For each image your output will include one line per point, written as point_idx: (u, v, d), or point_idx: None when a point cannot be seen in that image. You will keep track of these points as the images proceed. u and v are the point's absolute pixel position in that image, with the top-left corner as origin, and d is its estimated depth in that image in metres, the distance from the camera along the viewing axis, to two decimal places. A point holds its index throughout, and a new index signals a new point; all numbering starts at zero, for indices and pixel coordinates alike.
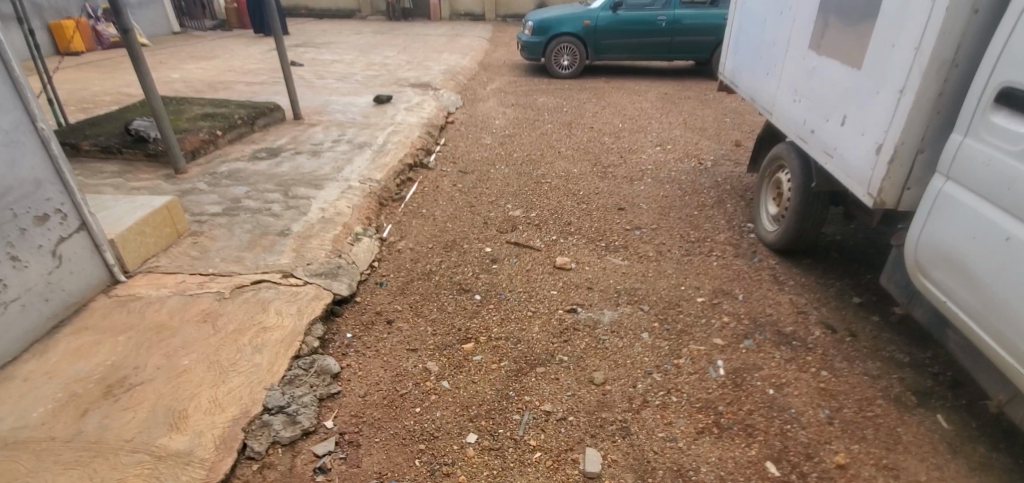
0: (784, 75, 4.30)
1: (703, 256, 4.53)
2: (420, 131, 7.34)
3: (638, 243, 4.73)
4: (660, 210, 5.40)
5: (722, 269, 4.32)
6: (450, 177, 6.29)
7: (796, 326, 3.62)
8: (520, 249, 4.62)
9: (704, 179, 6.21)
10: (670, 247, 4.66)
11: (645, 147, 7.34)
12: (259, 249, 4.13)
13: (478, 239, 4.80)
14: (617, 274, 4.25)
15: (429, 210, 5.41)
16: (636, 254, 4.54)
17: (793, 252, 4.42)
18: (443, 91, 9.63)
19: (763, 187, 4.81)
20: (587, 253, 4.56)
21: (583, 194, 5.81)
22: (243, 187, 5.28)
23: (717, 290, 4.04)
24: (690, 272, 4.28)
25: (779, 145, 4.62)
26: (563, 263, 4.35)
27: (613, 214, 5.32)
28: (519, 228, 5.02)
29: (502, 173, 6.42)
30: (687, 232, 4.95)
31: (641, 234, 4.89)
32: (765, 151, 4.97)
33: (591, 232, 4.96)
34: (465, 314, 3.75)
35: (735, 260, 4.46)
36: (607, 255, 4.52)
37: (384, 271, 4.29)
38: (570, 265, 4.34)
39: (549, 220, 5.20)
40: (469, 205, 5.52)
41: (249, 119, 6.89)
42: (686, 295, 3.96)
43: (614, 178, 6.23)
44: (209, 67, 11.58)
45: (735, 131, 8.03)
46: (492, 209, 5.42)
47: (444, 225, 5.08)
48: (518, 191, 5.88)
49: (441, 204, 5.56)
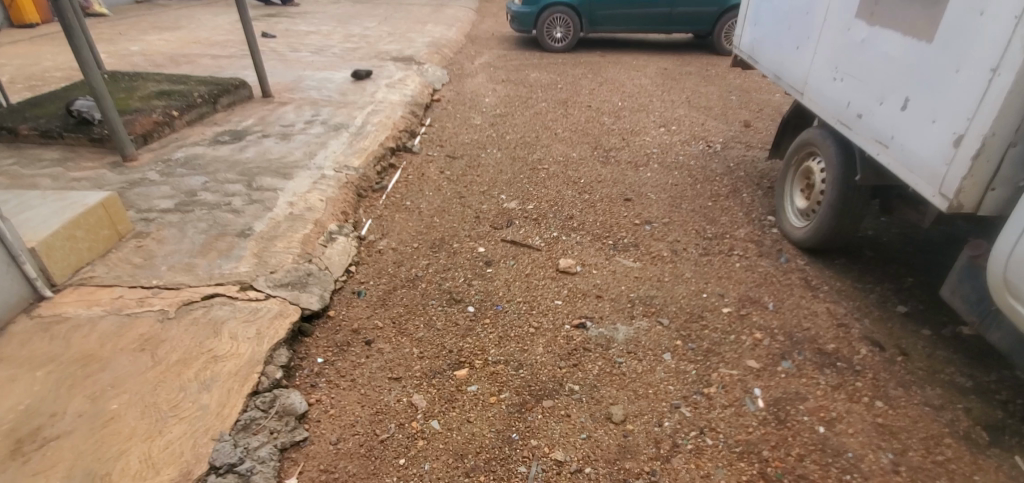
0: (820, 49, 3.74)
1: (723, 256, 4.04)
2: (403, 110, 6.68)
3: (649, 241, 4.21)
4: (671, 200, 4.88)
5: (746, 272, 3.83)
6: (437, 164, 5.68)
7: (839, 342, 3.17)
8: (517, 249, 4.07)
9: (715, 165, 5.69)
10: (685, 246, 4.16)
11: (648, 127, 6.77)
12: (214, 254, 3.53)
13: (470, 237, 4.24)
14: (628, 279, 3.74)
15: (413, 202, 4.83)
16: (648, 254, 4.02)
17: (825, 251, 3.94)
18: (428, 66, 8.91)
19: (789, 177, 4.29)
20: (593, 254, 4.03)
21: (584, 181, 5.26)
22: (201, 177, 4.64)
23: (744, 298, 3.56)
24: (711, 276, 3.78)
25: (809, 130, 4.08)
26: (567, 267, 3.82)
27: (620, 205, 4.78)
28: (515, 223, 4.47)
29: (494, 158, 5.82)
30: (703, 227, 4.45)
31: (652, 230, 4.38)
32: (790, 136, 4.43)
33: (596, 228, 4.42)
34: (457, 332, 3.21)
35: (759, 261, 3.97)
36: (615, 256, 4.00)
37: (362, 278, 3.72)
38: (575, 269, 3.80)
39: (549, 214, 4.65)
40: (459, 196, 4.95)
41: (210, 97, 6.18)
42: (710, 304, 3.48)
43: (617, 164, 5.68)
44: (173, 39, 10.67)
45: (742, 110, 7.49)
46: (484, 201, 4.85)
47: (431, 220, 4.51)
48: (513, 179, 5.31)
49: (427, 195, 4.98)
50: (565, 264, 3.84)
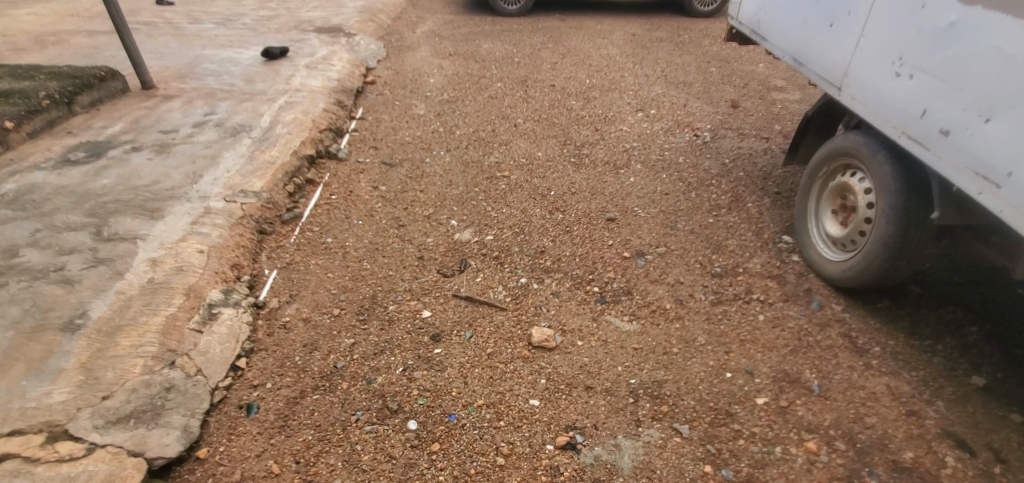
0: (866, 30, 2.79)
1: (742, 303, 3.13)
2: (325, 100, 5.37)
3: (645, 285, 3.27)
4: (663, 218, 3.93)
5: (774, 330, 2.95)
6: (369, 173, 4.49)
7: (916, 447, 2.35)
8: (475, 312, 3.06)
9: (709, 161, 4.73)
10: (691, 290, 3.22)
11: (624, 112, 5.71)
12: (20, 370, 2.44)
13: (410, 294, 3.19)
14: (624, 354, 2.79)
15: (336, 238, 3.68)
16: (645, 309, 3.08)
17: (866, 292, 3.10)
18: (359, 38, 7.47)
19: (816, 193, 3.39)
20: (574, 313, 3.06)
21: (555, 193, 4.22)
22: (32, 222, 3.36)
23: (780, 374, 2.67)
24: (730, 339, 2.88)
25: (844, 135, 3.16)
26: (542, 339, 2.84)
27: (601, 229, 3.79)
28: (469, 267, 3.42)
29: (442, 162, 4.67)
30: (708, 257, 3.52)
31: (646, 267, 3.42)
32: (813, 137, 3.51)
33: (575, 267, 3.42)
34: (391, 476, 2.23)
35: (786, 309, 3.10)
36: (603, 315, 3.05)
37: (256, 378, 2.64)
38: (552, 343, 2.83)
39: (513, 246, 3.61)
40: (397, 225, 3.84)
41: (65, 97, 4.74)
42: (737, 391, 2.58)
43: (593, 165, 4.64)
44: (44, 10, 8.73)
45: (727, 85, 6.52)
46: (429, 232, 3.75)
47: (358, 268, 3.40)
48: (465, 194, 4.20)
49: (355, 224, 3.83)
50: (539, 335, 2.87)
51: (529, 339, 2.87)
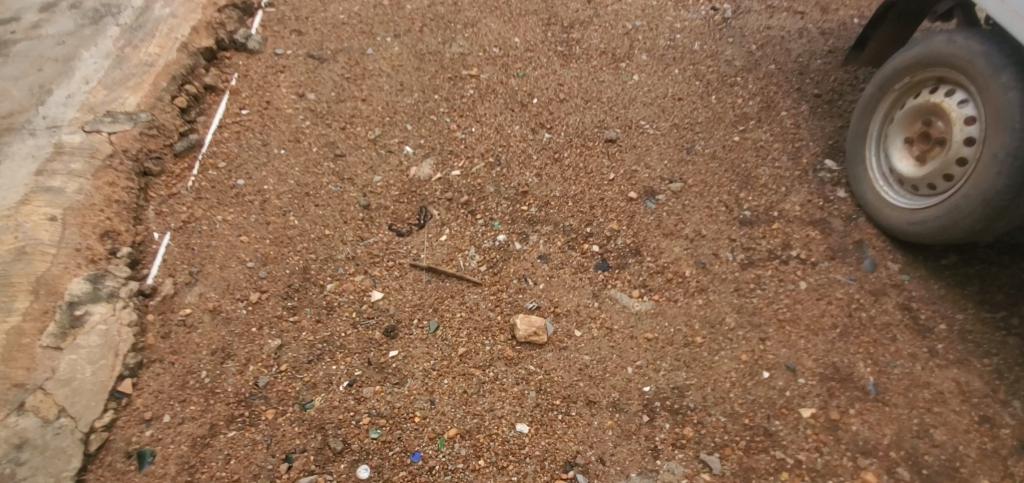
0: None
1: (779, 264, 2.49)
2: None
3: (657, 241, 2.56)
4: (677, 136, 3.08)
5: (819, 304, 2.35)
6: (289, 70, 3.33)
7: (991, 471, 1.92)
8: (441, 291, 2.35)
9: (734, 44, 3.68)
10: (716, 247, 2.54)
11: None
12: None
13: (354, 265, 2.41)
14: (633, 349, 2.18)
15: (250, 178, 2.75)
16: (659, 279, 2.42)
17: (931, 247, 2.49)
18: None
19: (884, 110, 2.58)
20: (569, 287, 2.38)
21: (539, 101, 3.24)
22: None
23: (828, 372, 2.14)
24: (766, 321, 2.28)
25: (948, 35, 2.30)
26: (531, 331, 2.19)
27: (600, 156, 2.94)
28: (432, 220, 2.62)
29: (388, 52, 3.50)
30: (735, 195, 2.78)
31: (658, 214, 2.68)
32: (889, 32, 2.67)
33: (567, 217, 2.65)
34: None
35: (833, 271, 2.47)
36: (606, 289, 2.38)
37: (148, 409, 1.97)
38: (544, 337, 2.19)
39: (487, 186, 2.77)
40: (332, 154, 2.90)
41: None
42: (775, 399, 2.06)
43: (585, 56, 3.58)
44: None
45: None
46: (376, 166, 2.84)
47: (282, 225, 2.55)
48: (421, 104, 3.19)
49: (275, 155, 2.87)
50: (527, 325, 2.21)
51: (512, 329, 2.22)
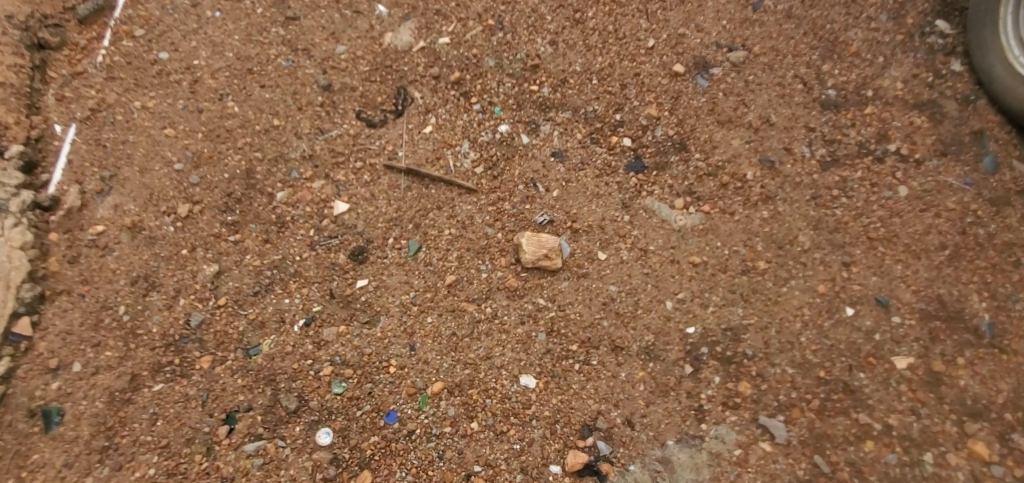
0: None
1: (872, 164, 1.89)
2: None
3: (709, 132, 1.94)
4: None
5: (923, 217, 1.79)
6: None
7: None
8: (424, 201, 1.80)
9: None
10: (788, 141, 1.92)
11: None
12: None
13: (312, 168, 1.85)
14: (675, 278, 1.67)
15: (175, 51, 2.10)
16: (711, 184, 1.83)
17: None
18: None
19: None
20: (593, 196, 1.81)
21: None
22: None
23: (931, 307, 1.65)
24: (851, 240, 1.74)
25: None
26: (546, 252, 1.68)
27: (637, 15, 2.20)
28: (414, 106, 1.98)
29: None
30: (816, 69, 2.09)
31: (712, 94, 2.02)
32: None
33: (591, 101, 2.01)
34: None
35: (943, 173, 1.88)
36: (640, 198, 1.81)
37: (54, 355, 1.56)
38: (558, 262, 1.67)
39: (484, 59, 2.09)
40: (282, 16, 2.18)
41: None
42: (855, 344, 1.59)
43: None
44: None
45: None
46: (340, 33, 2.14)
47: (219, 114, 1.96)
48: None
49: (207, 18, 2.17)
50: (538, 244, 1.69)
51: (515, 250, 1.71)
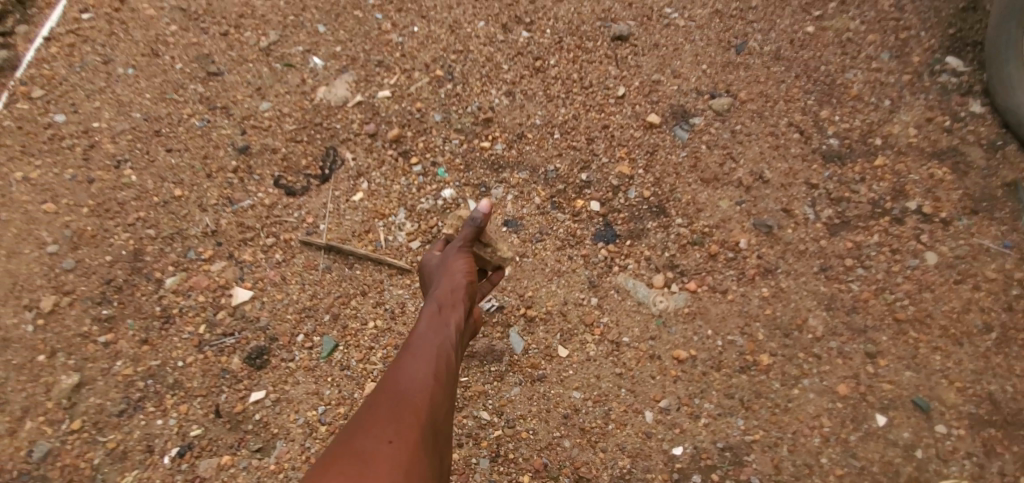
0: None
1: (889, 225, 1.57)
2: None
3: (692, 192, 1.63)
4: (723, 29, 2.05)
5: (959, 291, 1.45)
6: None
7: None
8: (345, 285, 1.47)
9: None
10: (786, 201, 1.61)
11: None
12: None
13: (213, 246, 1.53)
14: (656, 380, 1.32)
15: (74, 112, 1.84)
16: (697, 255, 1.51)
17: None
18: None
19: None
20: (552, 273, 1.48)
21: None
22: None
23: (982, 411, 1.30)
24: (874, 324, 1.40)
25: None
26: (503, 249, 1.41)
27: (602, 59, 1.97)
28: (344, 168, 1.69)
29: None
30: (813, 115, 1.81)
31: (693, 147, 1.73)
32: None
33: (552, 159, 1.71)
34: None
35: (975, 234, 1.56)
36: (611, 274, 1.48)
37: None
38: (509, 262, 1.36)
39: (431, 113, 1.81)
40: (205, 73, 1.94)
41: None
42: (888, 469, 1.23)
43: None
44: None
45: None
46: (267, 89, 1.89)
47: (111, 184, 1.66)
48: None
49: (119, 77, 1.94)
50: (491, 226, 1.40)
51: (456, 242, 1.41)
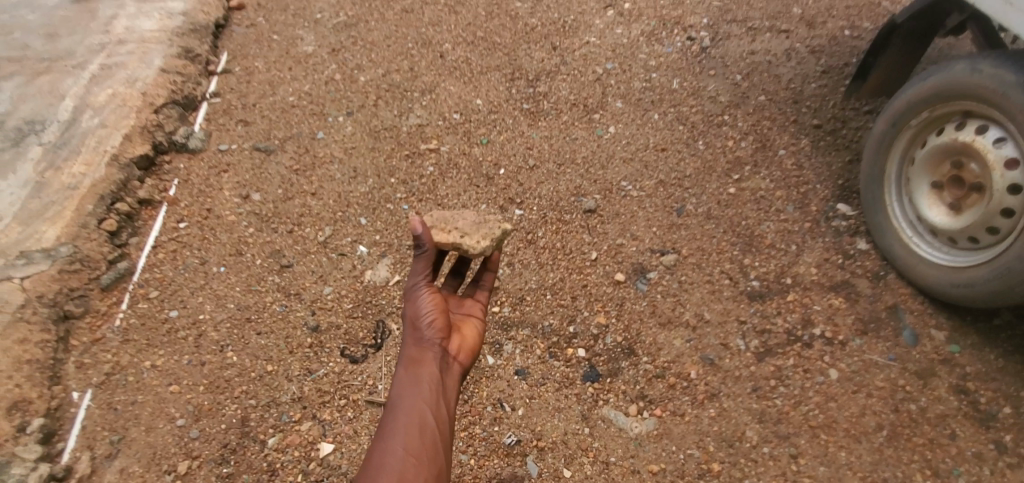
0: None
1: (802, 349, 2.11)
2: (164, 54, 3.54)
3: (653, 334, 2.19)
4: (666, 196, 2.72)
5: (857, 398, 1.97)
6: (234, 169, 3.03)
7: None
8: None
9: (717, 80, 3.29)
10: (724, 335, 2.16)
11: (589, 10, 3.94)
12: None
13: (300, 409, 2.10)
14: None
15: (184, 307, 2.43)
16: (661, 386, 2.06)
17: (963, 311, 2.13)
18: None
19: (899, 152, 2.15)
20: (554, 410, 2.04)
21: (508, 175, 2.89)
22: None
23: None
24: (794, 430, 1.92)
25: (970, 61, 1.90)
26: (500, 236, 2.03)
27: (577, 229, 2.61)
28: (392, 338, 2.27)
29: (341, 135, 3.20)
30: (739, 262, 2.40)
31: (652, 297, 2.31)
32: (881, 69, 2.35)
33: (547, 315, 2.29)
34: None
35: (867, 351, 2.08)
36: (598, 408, 2.03)
37: None
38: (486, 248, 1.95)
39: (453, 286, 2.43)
40: (280, 266, 2.56)
41: None
42: None
43: (554, 112, 3.23)
44: None
45: None
46: (327, 275, 2.51)
47: (219, 365, 2.22)
48: (376, 191, 2.87)
49: (214, 274, 2.55)
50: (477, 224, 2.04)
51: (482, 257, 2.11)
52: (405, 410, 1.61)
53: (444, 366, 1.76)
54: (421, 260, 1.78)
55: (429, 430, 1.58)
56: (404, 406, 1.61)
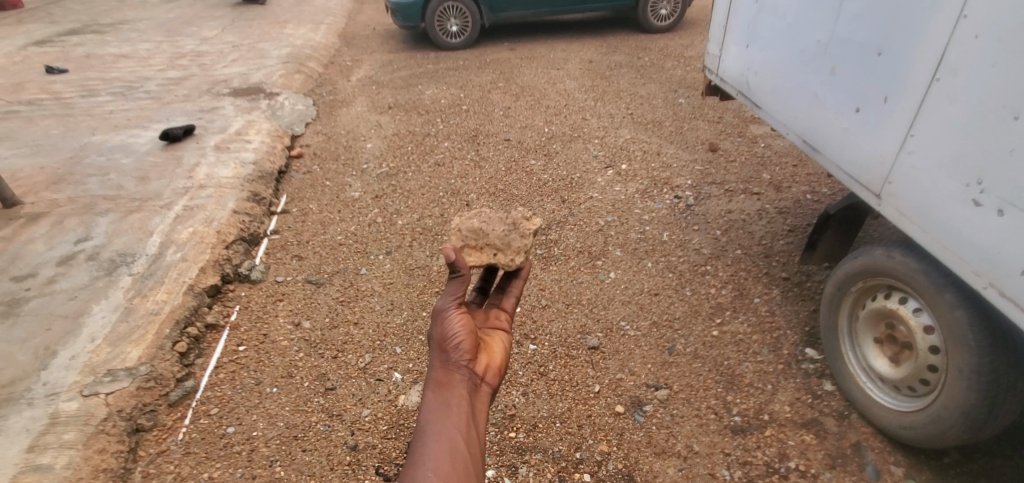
0: (925, 105, 2.00)
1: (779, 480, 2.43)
2: (237, 196, 4.19)
3: (649, 462, 2.53)
4: (659, 336, 3.17)
5: None
6: (288, 299, 3.53)
7: None
8: None
9: (701, 235, 3.89)
10: (711, 465, 2.50)
11: (592, 169, 4.69)
12: None
13: None
14: None
15: (240, 423, 2.79)
16: None
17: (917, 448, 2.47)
18: (271, 85, 6.01)
19: (847, 312, 2.62)
20: None
21: (523, 312, 3.37)
22: None
23: None
24: None
25: (886, 250, 2.40)
26: (528, 251, 2.46)
27: (583, 363, 3.03)
28: None
29: (381, 271, 3.75)
30: (723, 399, 2.79)
31: (648, 428, 2.68)
32: (824, 240, 2.88)
33: (557, 441, 2.64)
34: None
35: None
36: None
37: None
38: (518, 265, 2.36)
39: None
40: (325, 388, 2.96)
41: None
42: None
43: (564, 258, 3.80)
44: None
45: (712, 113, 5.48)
46: (366, 398, 2.90)
47: (268, 478, 2.55)
48: (410, 323, 3.34)
49: (267, 394, 2.94)
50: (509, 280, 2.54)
51: (507, 273, 2.42)
52: (440, 429, 1.76)
53: (473, 385, 1.93)
54: (456, 282, 1.98)
55: (458, 449, 1.73)
56: (439, 422, 1.79)
